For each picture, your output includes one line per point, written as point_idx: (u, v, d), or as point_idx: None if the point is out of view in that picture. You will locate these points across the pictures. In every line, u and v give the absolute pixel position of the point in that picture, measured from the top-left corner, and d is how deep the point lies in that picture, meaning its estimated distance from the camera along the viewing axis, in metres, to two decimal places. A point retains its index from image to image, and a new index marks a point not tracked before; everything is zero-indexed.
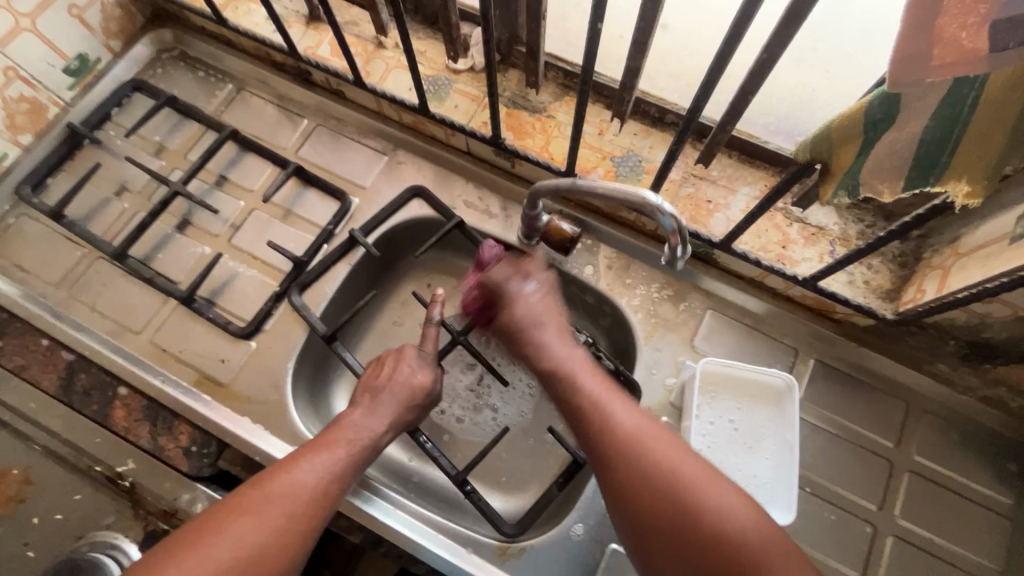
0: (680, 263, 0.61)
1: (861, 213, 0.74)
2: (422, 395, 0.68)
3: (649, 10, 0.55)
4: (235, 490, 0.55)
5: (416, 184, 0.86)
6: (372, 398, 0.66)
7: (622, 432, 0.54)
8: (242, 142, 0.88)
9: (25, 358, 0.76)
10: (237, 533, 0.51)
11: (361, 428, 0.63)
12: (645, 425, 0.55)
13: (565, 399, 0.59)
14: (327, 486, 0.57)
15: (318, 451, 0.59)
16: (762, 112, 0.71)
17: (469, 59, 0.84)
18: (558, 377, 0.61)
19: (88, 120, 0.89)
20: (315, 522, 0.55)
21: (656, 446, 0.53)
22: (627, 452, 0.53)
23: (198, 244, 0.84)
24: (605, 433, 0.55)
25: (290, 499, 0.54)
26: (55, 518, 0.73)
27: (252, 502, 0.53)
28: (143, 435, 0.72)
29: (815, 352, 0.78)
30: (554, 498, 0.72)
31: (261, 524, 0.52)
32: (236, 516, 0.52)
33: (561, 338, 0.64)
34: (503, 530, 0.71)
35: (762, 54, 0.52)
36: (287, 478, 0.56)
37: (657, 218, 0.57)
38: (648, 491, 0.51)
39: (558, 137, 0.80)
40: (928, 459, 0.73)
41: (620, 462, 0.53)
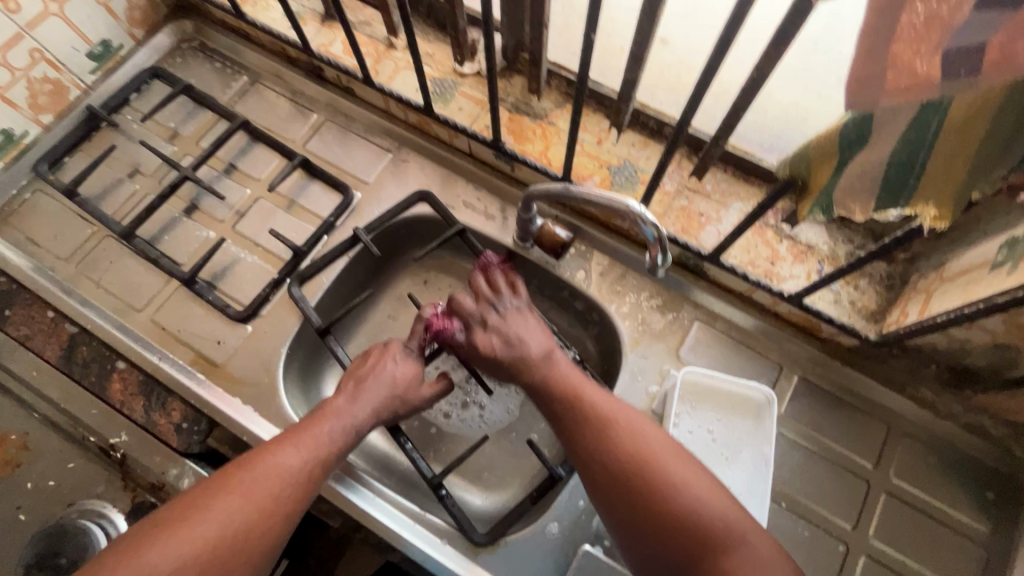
0: (660, 271, 0.64)
1: (850, 233, 0.75)
2: (408, 386, 0.69)
3: (645, 24, 0.57)
4: (221, 470, 0.57)
5: (422, 188, 0.87)
6: (356, 386, 0.67)
7: (599, 415, 0.58)
8: (253, 133, 0.91)
9: (31, 328, 0.79)
10: (223, 512, 0.53)
11: (344, 416, 0.63)
12: (627, 414, 0.58)
13: (546, 389, 0.62)
14: (310, 470, 0.59)
15: (303, 435, 0.61)
16: (757, 128, 0.72)
17: (475, 63, 0.86)
18: (536, 371, 0.63)
19: (108, 104, 0.92)
20: (298, 503, 0.57)
21: (631, 431, 0.56)
22: (601, 435, 0.56)
23: (204, 228, 0.87)
24: (580, 418, 0.58)
25: (275, 479, 0.56)
26: (47, 484, 0.75)
27: (237, 482, 0.55)
28: (137, 409, 0.75)
29: (799, 369, 0.79)
30: (526, 510, 0.72)
31: (247, 504, 0.54)
32: (222, 493, 0.54)
33: (541, 343, 0.65)
34: (474, 538, 0.71)
35: (752, 72, 0.54)
36: (272, 460, 0.57)
37: (639, 228, 0.60)
38: (616, 467, 0.54)
39: (557, 143, 0.82)
40: (906, 482, 0.73)
41: (593, 442, 0.56)
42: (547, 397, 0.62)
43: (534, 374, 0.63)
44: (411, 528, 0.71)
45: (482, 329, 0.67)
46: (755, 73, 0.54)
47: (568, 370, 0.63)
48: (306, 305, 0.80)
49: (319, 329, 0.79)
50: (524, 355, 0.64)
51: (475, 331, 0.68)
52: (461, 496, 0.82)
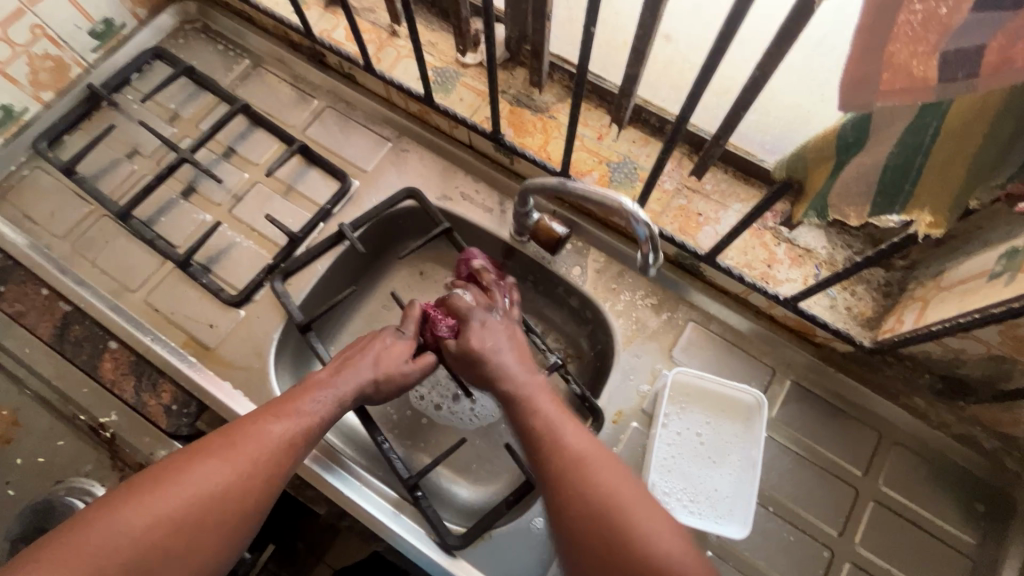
0: (652, 270, 0.64)
1: (849, 238, 0.74)
2: (395, 363, 0.68)
3: (647, 18, 0.57)
4: (205, 436, 0.57)
5: (411, 186, 0.86)
6: (343, 363, 0.67)
7: (570, 453, 0.55)
8: (253, 117, 0.91)
9: (25, 305, 0.79)
10: (198, 476, 0.53)
11: (328, 389, 0.63)
12: (594, 452, 0.56)
13: (520, 410, 0.60)
14: (294, 438, 0.58)
15: (289, 406, 0.60)
16: (759, 130, 0.71)
17: (478, 54, 0.86)
18: (514, 391, 0.62)
19: (109, 83, 0.92)
20: (280, 473, 0.56)
21: (606, 473, 0.54)
22: (570, 474, 0.54)
23: (200, 211, 0.87)
24: (551, 451, 0.56)
25: (257, 448, 0.56)
26: (36, 461, 0.76)
27: (220, 448, 0.55)
28: (128, 389, 0.75)
29: (792, 374, 0.78)
30: (501, 515, 0.70)
31: (223, 472, 0.54)
32: (204, 457, 0.54)
33: (523, 363, 0.65)
34: (445, 540, 0.69)
35: (754, 71, 0.53)
36: (256, 429, 0.57)
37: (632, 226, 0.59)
38: (584, 506, 0.52)
39: (557, 138, 0.81)
40: (894, 490, 0.73)
41: (561, 480, 0.54)
42: (521, 419, 0.60)
43: (512, 394, 0.62)
44: (396, 516, 0.71)
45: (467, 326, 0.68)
46: (757, 72, 0.53)
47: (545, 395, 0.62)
48: (289, 302, 0.80)
49: (300, 326, 0.79)
50: (505, 373, 0.63)
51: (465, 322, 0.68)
52: (449, 489, 0.82)
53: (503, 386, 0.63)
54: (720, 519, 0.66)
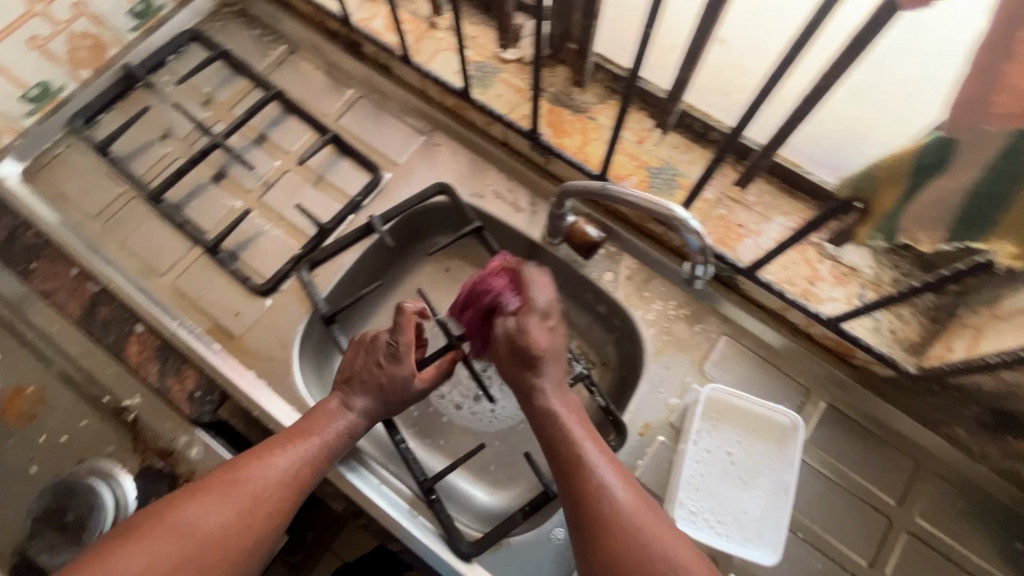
0: (698, 281, 0.65)
1: (898, 259, 0.71)
2: (399, 396, 0.68)
3: (706, 21, 0.54)
4: (210, 472, 0.60)
5: (444, 181, 0.84)
6: (345, 385, 0.68)
7: (599, 489, 0.54)
8: (287, 104, 0.90)
9: (55, 283, 0.79)
10: (202, 514, 0.56)
11: (337, 419, 0.66)
12: (628, 489, 0.55)
13: (551, 440, 0.59)
14: (298, 471, 0.61)
15: (294, 439, 0.63)
16: (809, 142, 0.68)
17: (518, 50, 0.84)
18: (548, 416, 0.61)
19: (145, 64, 0.91)
20: (283, 507, 0.59)
21: (639, 512, 0.53)
22: (604, 512, 0.53)
23: (230, 197, 0.86)
24: (581, 487, 0.55)
25: (260, 483, 0.59)
26: (60, 439, 0.76)
27: (226, 483, 0.58)
28: (152, 372, 0.75)
29: (827, 396, 0.76)
30: (515, 525, 0.68)
31: (227, 507, 0.57)
32: (205, 494, 0.57)
33: (558, 378, 0.64)
34: (459, 549, 0.67)
35: (818, 81, 0.51)
36: (261, 463, 0.60)
37: (682, 235, 0.59)
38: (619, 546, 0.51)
39: (597, 140, 0.79)
40: (929, 523, 0.70)
41: (592, 517, 0.53)
42: (550, 448, 0.59)
43: (546, 417, 0.61)
44: (411, 514, 0.70)
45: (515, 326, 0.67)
46: (821, 81, 0.51)
47: (575, 418, 0.61)
48: (316, 293, 0.80)
49: (325, 318, 0.79)
50: (543, 398, 0.62)
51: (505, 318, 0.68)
52: (465, 491, 0.80)
53: (538, 408, 0.62)
54: (748, 543, 0.64)
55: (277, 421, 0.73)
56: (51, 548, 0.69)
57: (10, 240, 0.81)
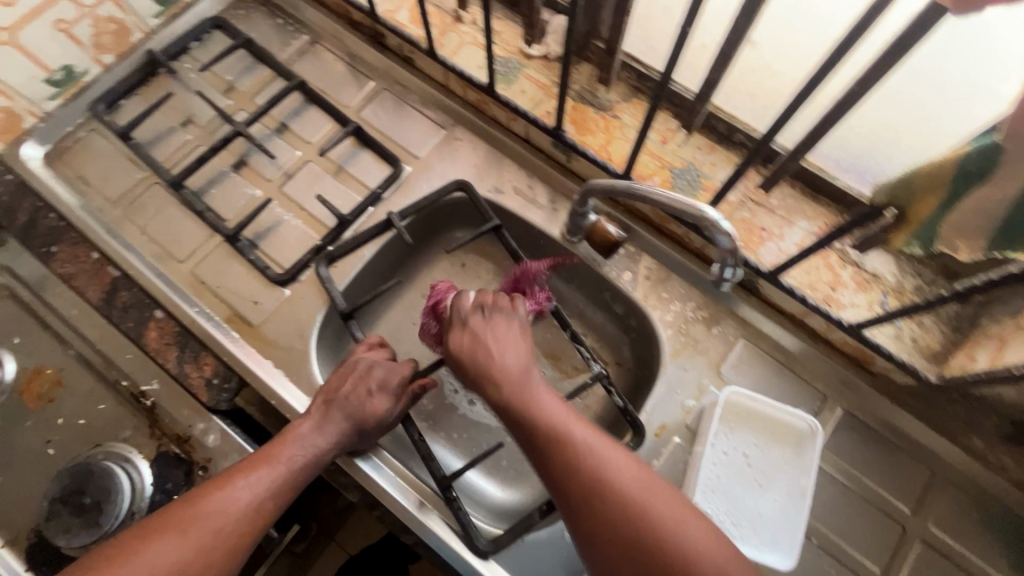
0: (725, 284, 0.65)
1: (920, 267, 0.71)
2: (376, 421, 0.69)
3: (742, 22, 0.54)
4: (165, 508, 0.57)
5: (462, 178, 0.84)
6: (323, 408, 0.67)
7: (580, 455, 0.53)
8: (308, 94, 0.90)
9: (75, 267, 0.80)
10: (156, 553, 0.53)
11: (304, 443, 0.65)
12: (601, 441, 0.54)
13: (517, 407, 0.57)
14: (261, 501, 0.59)
15: (253, 467, 0.61)
16: (836, 146, 0.68)
17: (543, 46, 0.83)
18: (505, 381, 0.59)
19: (167, 50, 0.91)
20: (246, 538, 0.57)
21: (614, 461, 0.53)
22: (587, 474, 0.52)
23: (251, 186, 0.86)
24: (560, 454, 0.53)
25: (220, 516, 0.57)
26: (77, 422, 0.76)
27: (181, 520, 0.56)
28: (171, 359, 0.75)
29: (843, 402, 0.75)
30: (533, 523, 0.68)
31: (184, 543, 0.54)
32: (159, 533, 0.55)
33: (512, 341, 0.63)
34: (476, 546, 0.67)
35: (851, 85, 0.51)
36: (220, 495, 0.58)
37: (714, 236, 0.57)
38: (599, 502, 0.51)
39: (620, 139, 0.79)
40: (944, 532, 0.70)
41: (575, 482, 0.52)
42: (516, 417, 0.57)
43: (503, 383, 0.59)
44: (425, 510, 0.69)
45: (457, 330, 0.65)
46: (856, 86, 0.51)
47: (532, 377, 0.60)
48: (334, 288, 0.80)
49: (342, 313, 0.79)
50: (499, 359, 0.61)
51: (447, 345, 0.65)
52: (478, 486, 0.80)
53: (496, 373, 0.60)
54: (764, 546, 0.64)
55: (295, 411, 0.74)
56: (67, 531, 0.68)
57: (32, 223, 0.82)
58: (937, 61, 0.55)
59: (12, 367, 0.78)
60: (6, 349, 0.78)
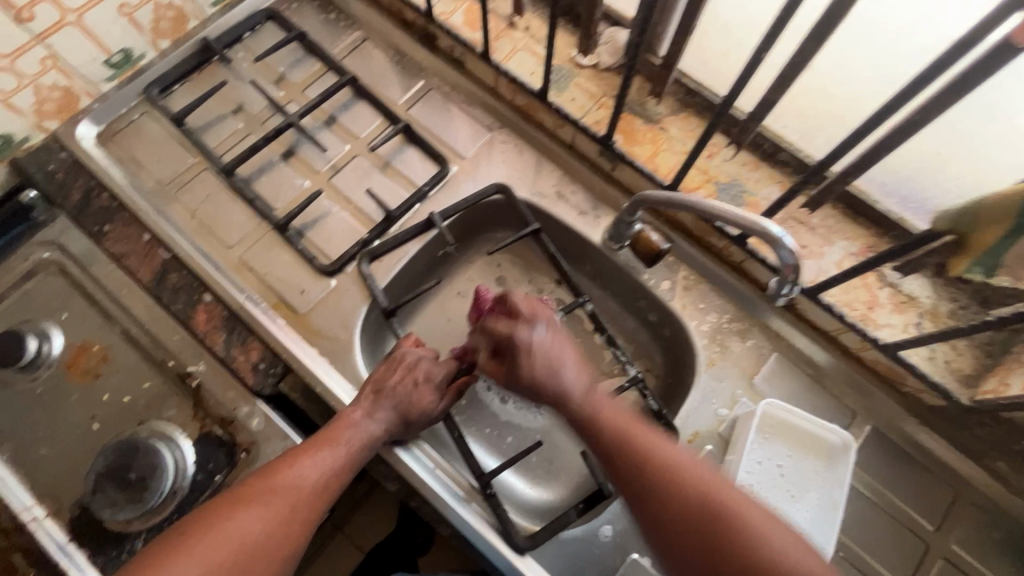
0: (781, 300, 0.68)
1: (956, 292, 0.73)
2: (420, 413, 0.72)
3: (810, 47, 0.56)
4: (243, 483, 0.62)
5: (502, 182, 0.86)
6: (373, 396, 0.70)
7: (678, 490, 0.57)
8: (359, 90, 0.92)
9: (127, 247, 0.81)
10: (241, 524, 0.58)
11: (359, 428, 0.68)
12: (677, 455, 0.60)
13: (611, 446, 0.62)
14: (327, 478, 0.64)
15: (318, 448, 0.66)
16: (884, 171, 0.71)
17: (595, 56, 0.85)
18: (595, 415, 0.64)
19: (222, 38, 0.93)
20: (315, 512, 0.62)
21: (690, 473, 0.59)
22: (689, 510, 0.56)
23: (300, 176, 0.88)
24: (660, 490, 0.58)
25: (292, 490, 0.61)
26: (122, 399, 0.77)
27: (261, 493, 0.60)
28: (219, 342, 0.77)
29: (872, 419, 0.77)
30: (569, 522, 0.70)
31: (267, 515, 0.59)
32: (240, 507, 0.59)
33: (577, 365, 0.67)
34: (514, 541, 0.69)
35: (913, 114, 0.53)
36: (291, 472, 0.63)
37: (774, 250, 0.59)
38: (681, 509, 0.57)
39: (667, 151, 0.81)
40: (966, 551, 0.72)
41: (677, 518, 0.56)
42: (614, 457, 0.61)
43: (596, 422, 0.63)
44: (462, 502, 0.71)
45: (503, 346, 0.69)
46: (917, 115, 0.53)
47: (616, 410, 0.65)
48: (375, 285, 0.81)
49: (385, 311, 0.80)
50: (580, 394, 0.65)
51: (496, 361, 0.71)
52: (510, 483, 0.82)
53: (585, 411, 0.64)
54: None
55: (338, 399, 0.76)
56: (113, 505, 0.70)
57: (85, 201, 0.83)
58: (995, 97, 0.58)
59: (60, 341, 0.79)
60: (54, 324, 0.80)
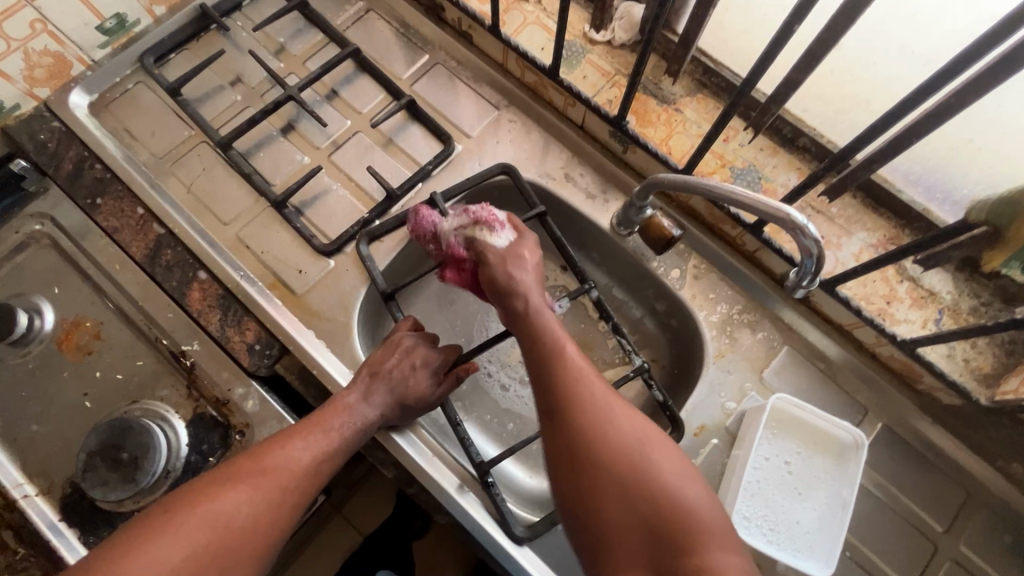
0: (799, 291, 0.64)
1: (978, 288, 0.70)
2: (417, 398, 0.70)
3: (841, 22, 0.52)
4: (232, 463, 0.60)
5: (508, 162, 0.83)
6: (369, 380, 0.69)
7: (609, 426, 0.54)
8: (362, 63, 0.88)
9: (120, 221, 0.79)
10: (231, 503, 0.56)
11: (354, 412, 0.67)
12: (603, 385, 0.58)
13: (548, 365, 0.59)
14: (318, 462, 0.63)
15: (311, 430, 0.64)
16: (911, 160, 0.67)
17: (609, 32, 0.81)
18: (548, 337, 0.61)
19: (220, 6, 0.89)
20: (306, 495, 0.61)
21: (609, 403, 0.56)
22: (616, 446, 0.53)
23: (299, 152, 0.85)
24: (587, 417, 0.55)
25: (284, 473, 0.60)
26: (115, 377, 0.76)
27: (251, 475, 0.59)
28: (213, 321, 0.75)
29: (884, 417, 0.75)
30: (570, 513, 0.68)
31: (257, 496, 0.58)
32: (230, 488, 0.57)
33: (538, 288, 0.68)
34: (513, 532, 0.67)
35: (949, 97, 0.49)
36: (283, 455, 0.61)
37: (797, 237, 0.55)
38: (587, 428, 0.54)
39: (681, 134, 0.77)
40: (976, 555, 0.70)
41: (601, 451, 0.53)
42: (549, 378, 0.58)
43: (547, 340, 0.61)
44: (462, 491, 0.70)
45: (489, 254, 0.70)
46: (953, 98, 0.49)
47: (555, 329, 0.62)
48: (375, 267, 0.79)
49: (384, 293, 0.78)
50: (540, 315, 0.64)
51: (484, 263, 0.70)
52: (510, 472, 0.81)
53: (539, 329, 0.62)
54: (800, 553, 0.65)
55: (335, 382, 0.74)
56: (104, 485, 0.68)
57: (77, 172, 0.81)
58: None
59: (52, 317, 0.77)
60: (46, 299, 0.78)
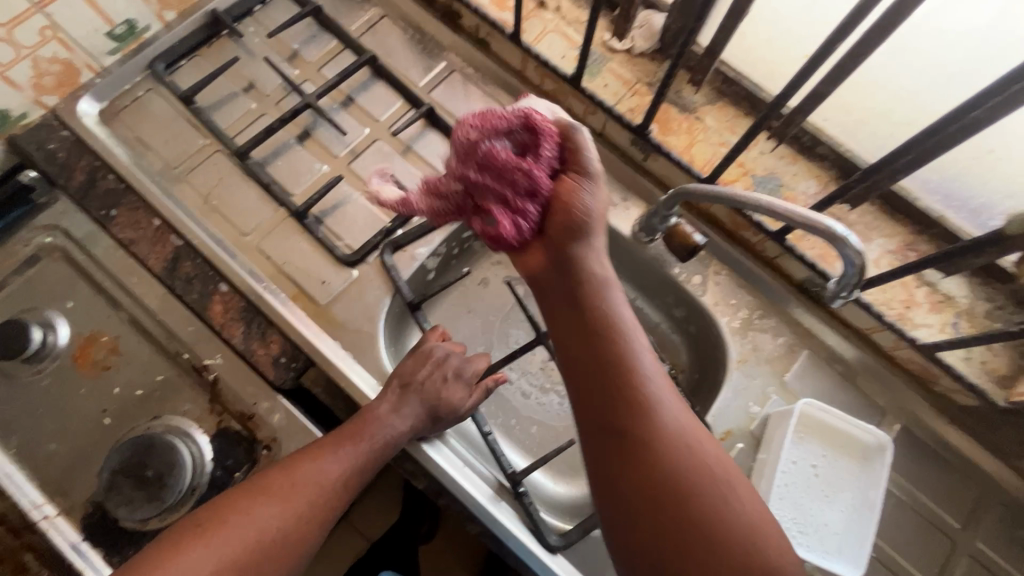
0: (837, 301, 0.66)
1: (991, 291, 0.73)
2: (447, 410, 0.70)
3: (872, 39, 0.53)
4: (263, 474, 0.60)
5: None
6: (401, 391, 0.68)
7: (672, 443, 0.51)
8: (378, 70, 0.87)
9: (137, 233, 0.77)
10: (263, 516, 0.56)
11: (384, 423, 0.66)
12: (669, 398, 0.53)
13: (604, 370, 0.53)
14: (349, 474, 0.62)
15: (342, 442, 0.64)
16: (930, 170, 0.69)
17: (629, 40, 0.82)
18: (610, 345, 0.54)
19: (232, 11, 0.87)
20: (334, 508, 0.61)
21: (673, 419, 0.52)
22: (676, 456, 0.50)
23: (317, 160, 0.84)
24: (648, 443, 0.51)
25: (315, 486, 0.60)
26: (134, 393, 0.74)
27: (282, 487, 0.58)
28: (237, 334, 0.74)
29: (902, 418, 0.77)
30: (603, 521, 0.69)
31: (288, 508, 0.57)
32: (261, 499, 0.57)
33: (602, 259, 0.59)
34: (548, 541, 0.68)
35: (977, 111, 0.51)
36: (313, 467, 0.61)
37: (837, 248, 0.56)
38: (651, 445, 0.51)
39: (703, 141, 0.78)
40: (994, 552, 0.72)
41: (656, 468, 0.50)
42: (609, 389, 0.53)
43: (606, 337, 0.55)
44: (495, 501, 0.70)
45: (579, 180, 0.59)
46: (982, 111, 0.51)
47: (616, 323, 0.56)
48: (399, 277, 0.78)
49: (410, 304, 0.78)
50: (596, 301, 0.56)
51: (578, 182, 0.59)
52: (537, 480, 0.81)
53: (594, 321, 0.55)
54: (828, 554, 0.67)
55: (364, 394, 0.73)
56: (129, 504, 0.67)
57: (90, 183, 0.79)
58: None
59: (66, 332, 0.75)
60: (59, 313, 0.76)
